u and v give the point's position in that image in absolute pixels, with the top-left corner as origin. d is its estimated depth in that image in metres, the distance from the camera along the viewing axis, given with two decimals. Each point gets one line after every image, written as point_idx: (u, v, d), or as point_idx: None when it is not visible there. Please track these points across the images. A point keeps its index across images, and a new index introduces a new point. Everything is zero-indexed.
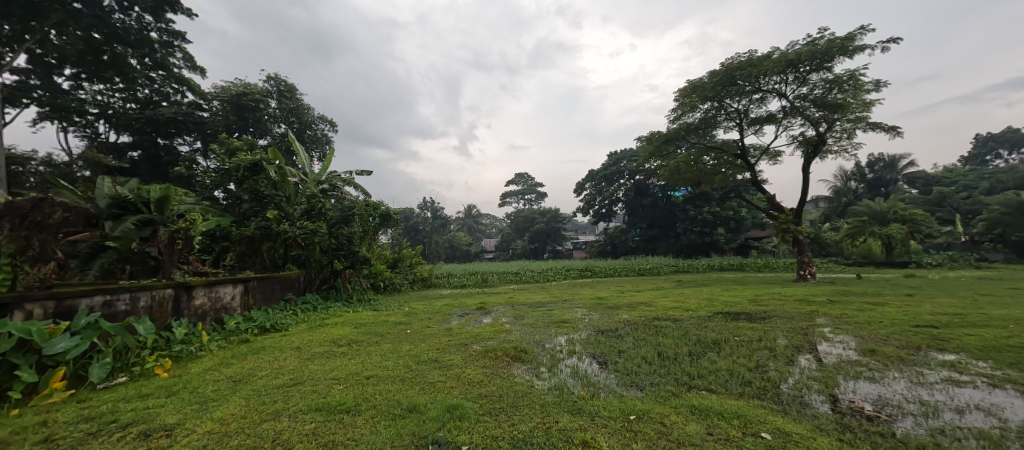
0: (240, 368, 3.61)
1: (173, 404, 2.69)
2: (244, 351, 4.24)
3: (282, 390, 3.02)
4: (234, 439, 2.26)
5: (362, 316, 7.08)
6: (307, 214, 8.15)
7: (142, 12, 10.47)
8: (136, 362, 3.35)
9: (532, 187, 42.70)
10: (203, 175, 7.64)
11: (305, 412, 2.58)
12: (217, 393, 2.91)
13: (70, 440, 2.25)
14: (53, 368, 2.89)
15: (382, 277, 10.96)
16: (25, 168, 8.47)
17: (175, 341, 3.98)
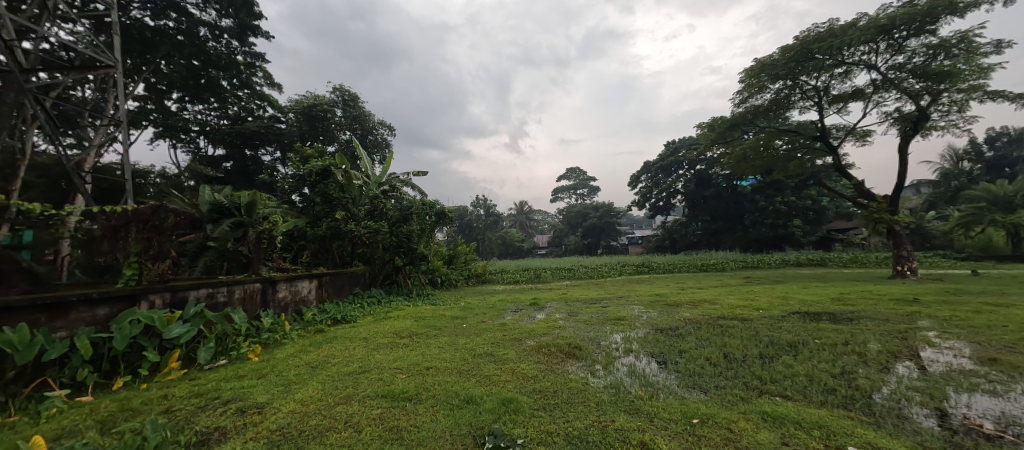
0: (317, 355, 3.93)
1: (262, 385, 2.99)
2: (320, 340, 4.61)
3: (351, 377, 3.24)
4: (312, 419, 2.46)
5: (422, 310, 7.39)
6: (370, 214, 8.69)
7: (230, 37, 11.59)
8: (234, 347, 3.77)
9: (585, 181, 42.03)
10: (282, 181, 8.40)
11: (372, 398, 2.75)
12: (298, 376, 3.21)
13: (183, 412, 2.57)
14: (171, 351, 3.33)
15: (439, 272, 11.38)
16: (146, 181, 9.82)
17: (264, 329, 4.41)
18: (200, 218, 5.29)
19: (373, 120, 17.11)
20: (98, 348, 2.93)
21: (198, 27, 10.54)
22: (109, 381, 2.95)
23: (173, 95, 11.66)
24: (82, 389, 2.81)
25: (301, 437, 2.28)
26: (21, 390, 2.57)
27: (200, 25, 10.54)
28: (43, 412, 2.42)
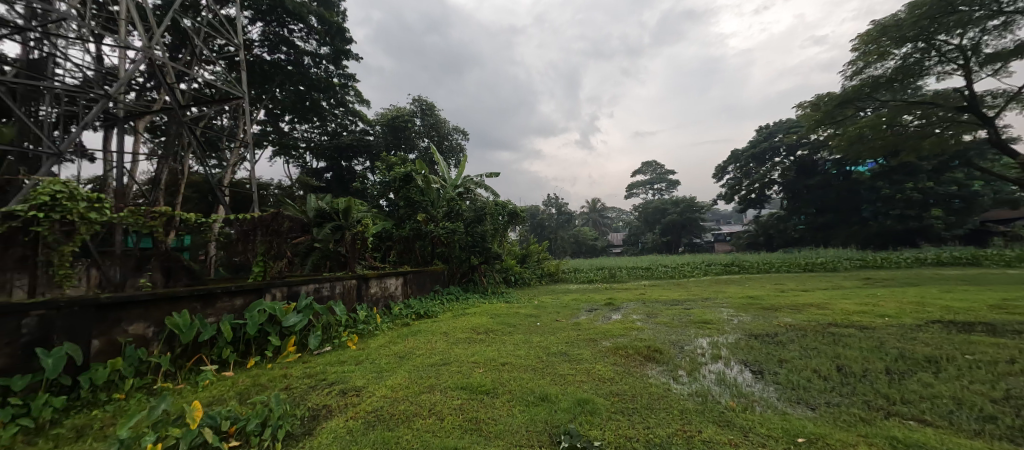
0: (404, 346, 4.21)
1: (357, 370, 3.29)
2: (406, 332, 4.96)
3: (433, 368, 3.42)
4: (401, 404, 2.65)
5: (497, 307, 7.58)
6: (448, 216, 9.13)
7: (328, 63, 12.95)
8: (337, 335, 4.24)
9: (663, 175, 39.83)
10: (371, 187, 9.17)
11: (453, 389, 2.87)
12: (387, 364, 3.47)
13: (296, 391, 2.91)
14: (287, 337, 3.83)
15: (513, 271, 11.59)
16: (269, 192, 11.38)
17: (359, 321, 4.86)
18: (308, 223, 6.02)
19: (448, 126, 17.94)
20: (235, 332, 3.48)
21: (304, 57, 12.17)
22: (244, 361, 3.48)
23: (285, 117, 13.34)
24: (224, 366, 3.35)
25: (392, 419, 2.46)
26: (183, 365, 3.12)
27: (305, 55, 12.12)
28: (201, 383, 2.90)
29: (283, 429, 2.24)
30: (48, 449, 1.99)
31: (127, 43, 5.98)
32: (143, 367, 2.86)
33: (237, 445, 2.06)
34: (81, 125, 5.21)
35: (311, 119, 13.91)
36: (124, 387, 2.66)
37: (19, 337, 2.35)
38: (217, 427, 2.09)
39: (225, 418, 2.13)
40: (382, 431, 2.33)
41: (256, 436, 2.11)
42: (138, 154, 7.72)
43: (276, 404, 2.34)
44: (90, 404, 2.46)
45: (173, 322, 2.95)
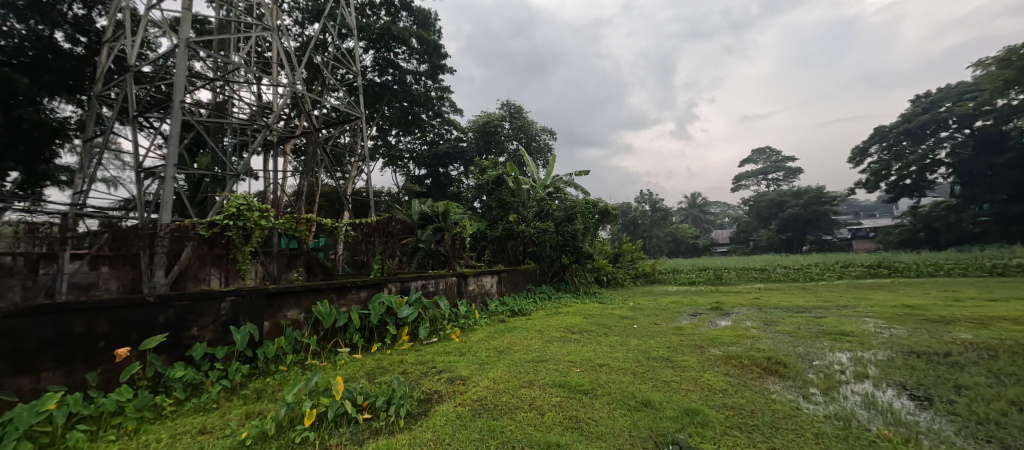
0: (501, 341, 4.34)
1: (466, 363, 3.59)
2: (504, 328, 5.14)
3: (531, 362, 3.49)
4: (503, 397, 2.72)
5: (591, 307, 7.41)
6: (538, 216, 9.18)
7: (426, 78, 14.06)
8: (441, 330, 5.03)
9: (781, 162, 34.99)
10: (466, 191, 9.65)
11: (551, 386, 2.86)
12: (489, 358, 3.66)
13: (412, 373, 3.54)
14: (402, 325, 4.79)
15: (605, 271, 11.24)
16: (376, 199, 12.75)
17: (459, 314, 5.62)
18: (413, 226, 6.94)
19: (536, 127, 18.10)
20: (362, 320, 4.47)
21: (407, 76, 13.42)
22: (369, 345, 4.46)
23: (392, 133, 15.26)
24: (355, 349, 4.34)
25: (496, 409, 2.56)
26: (326, 346, 4.10)
27: (407, 74, 13.40)
28: (337, 361, 3.79)
29: (402, 406, 2.68)
30: (243, 403, 2.90)
31: (277, 81, 7.28)
32: (298, 345, 3.88)
33: (369, 416, 2.61)
34: (251, 153, 6.62)
35: (412, 131, 15.31)
36: (286, 361, 3.63)
37: (221, 317, 3.39)
38: (353, 399, 2.66)
39: (359, 394, 2.69)
40: (488, 419, 2.43)
41: (380, 410, 2.64)
42: (285, 172, 9.32)
43: (398, 385, 2.80)
44: (265, 372, 3.46)
45: (319, 310, 3.95)
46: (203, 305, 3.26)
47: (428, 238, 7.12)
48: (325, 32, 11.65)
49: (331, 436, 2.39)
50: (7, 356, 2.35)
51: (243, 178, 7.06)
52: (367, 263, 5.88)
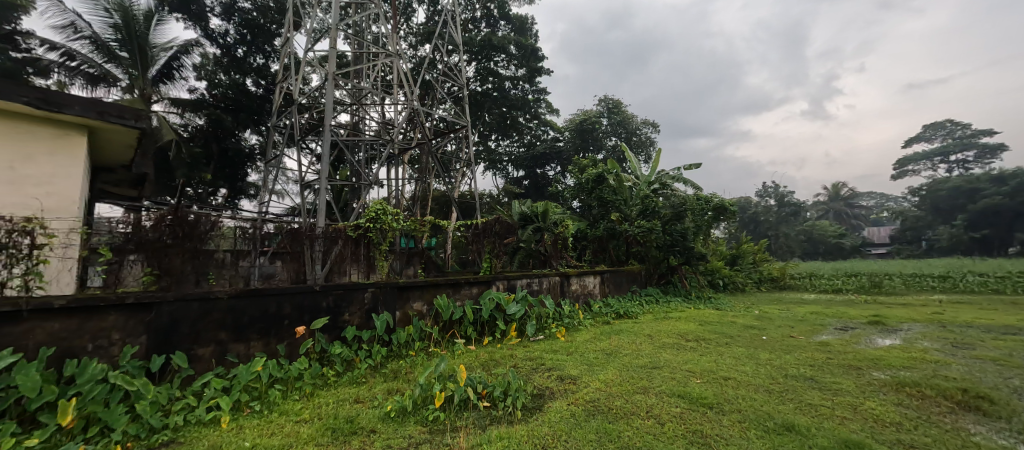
0: (612, 354, 4.32)
1: (587, 376, 3.75)
2: (614, 345, 4.88)
3: (655, 375, 3.25)
4: (619, 403, 2.70)
5: (706, 313, 6.79)
6: (643, 214, 8.61)
7: (524, 82, 14.71)
8: (545, 328, 5.77)
9: (968, 138, 27.47)
10: (565, 189, 9.55)
11: (670, 396, 2.72)
12: (599, 377, 3.65)
13: (524, 369, 4.10)
14: (511, 322, 5.52)
15: (722, 274, 10.16)
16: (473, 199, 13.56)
17: (565, 315, 6.27)
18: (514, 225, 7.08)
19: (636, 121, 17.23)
20: (475, 315, 5.32)
21: (506, 82, 14.29)
22: (481, 338, 5.29)
23: (493, 137, 16.29)
24: (469, 340, 5.20)
25: (607, 411, 2.61)
26: (445, 335, 5.05)
27: (506, 80, 14.31)
28: (456, 351, 4.64)
29: (518, 398, 3.04)
30: (386, 379, 3.80)
31: (396, 100, 8.23)
32: (423, 334, 4.87)
33: (488, 404, 3.04)
34: (380, 164, 7.68)
35: (511, 134, 16.02)
36: (414, 347, 4.58)
37: (365, 305, 4.55)
38: (474, 387, 3.12)
39: (479, 383, 3.15)
40: (603, 421, 2.44)
41: (498, 400, 3.05)
42: (405, 179, 10.30)
43: (512, 378, 3.18)
44: (400, 355, 4.43)
45: (440, 304, 4.88)
46: (351, 294, 4.41)
47: (528, 238, 7.44)
48: (436, 51, 12.93)
49: (459, 418, 2.86)
50: (232, 327, 3.58)
51: (376, 186, 8.17)
52: (476, 260, 6.34)
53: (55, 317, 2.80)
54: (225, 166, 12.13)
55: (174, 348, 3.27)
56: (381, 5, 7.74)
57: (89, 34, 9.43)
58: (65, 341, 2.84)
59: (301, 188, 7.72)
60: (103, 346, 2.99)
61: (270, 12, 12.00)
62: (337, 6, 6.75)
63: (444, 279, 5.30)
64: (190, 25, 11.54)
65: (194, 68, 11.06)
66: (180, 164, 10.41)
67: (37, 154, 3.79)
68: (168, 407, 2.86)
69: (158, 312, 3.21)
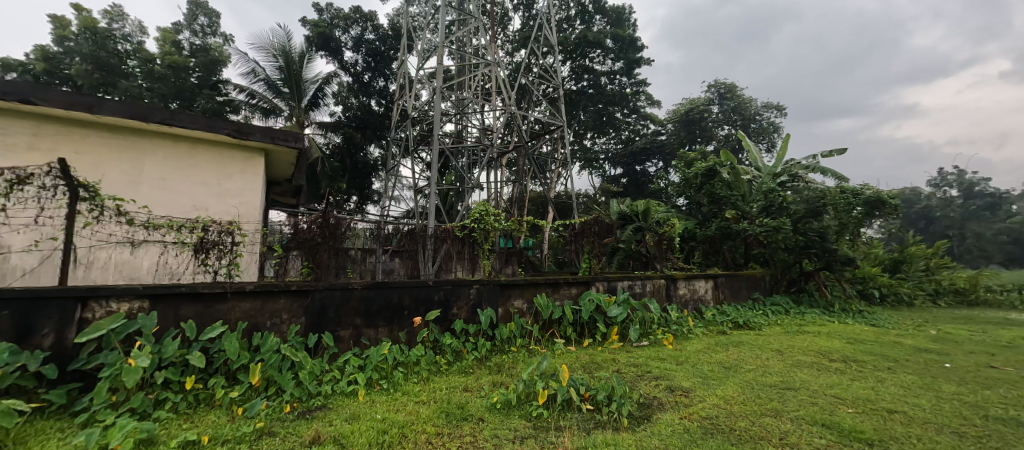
0: (730, 374, 4.07)
1: (702, 390, 3.56)
2: (737, 360, 4.60)
3: (792, 398, 3.34)
4: (749, 425, 2.69)
5: (857, 330, 6.10)
6: (766, 211, 7.75)
7: (621, 75, 14.30)
8: (650, 333, 5.54)
9: None
10: (670, 186, 8.99)
11: (812, 425, 2.63)
12: (719, 395, 3.44)
13: (628, 375, 4.03)
14: (612, 325, 5.41)
15: (874, 283, 8.56)
16: (568, 200, 13.69)
17: (671, 321, 5.93)
18: (612, 225, 6.99)
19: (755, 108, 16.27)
20: (575, 316, 5.34)
21: (601, 78, 14.15)
22: (581, 340, 5.30)
23: (588, 136, 16.23)
24: (569, 340, 5.25)
25: (726, 430, 2.65)
26: (545, 334, 5.20)
27: (601, 76, 14.05)
28: (556, 351, 4.74)
29: (624, 405, 2.98)
30: (490, 371, 4.07)
31: (495, 106, 8.66)
32: (525, 331, 5.07)
33: (591, 407, 3.07)
34: (481, 168, 8.15)
35: (606, 131, 15.76)
36: (516, 343, 4.81)
37: (471, 300, 4.91)
38: (577, 389, 3.18)
39: (582, 386, 3.20)
40: (723, 442, 2.39)
41: (602, 404, 3.06)
42: (503, 181, 10.77)
43: (617, 384, 3.15)
44: (502, 350, 4.70)
45: (539, 303, 5.03)
46: (459, 289, 4.81)
47: (629, 238, 7.36)
48: (532, 55, 13.29)
49: (561, 417, 2.95)
50: (364, 313, 4.19)
51: (478, 189, 8.68)
52: (574, 261, 6.40)
53: (245, 298, 3.61)
54: (355, 177, 14.13)
55: (322, 329, 3.95)
56: (481, 18, 8.20)
57: (261, 76, 11.80)
58: (252, 317, 3.65)
59: (414, 193, 8.58)
60: (277, 323, 3.78)
61: (388, 39, 13.67)
62: (443, 24, 7.33)
63: (544, 279, 5.44)
64: (329, 59, 13.68)
65: (333, 95, 13.16)
66: (323, 177, 12.54)
67: (234, 173, 4.95)
68: (321, 377, 3.49)
69: (313, 298, 3.92)
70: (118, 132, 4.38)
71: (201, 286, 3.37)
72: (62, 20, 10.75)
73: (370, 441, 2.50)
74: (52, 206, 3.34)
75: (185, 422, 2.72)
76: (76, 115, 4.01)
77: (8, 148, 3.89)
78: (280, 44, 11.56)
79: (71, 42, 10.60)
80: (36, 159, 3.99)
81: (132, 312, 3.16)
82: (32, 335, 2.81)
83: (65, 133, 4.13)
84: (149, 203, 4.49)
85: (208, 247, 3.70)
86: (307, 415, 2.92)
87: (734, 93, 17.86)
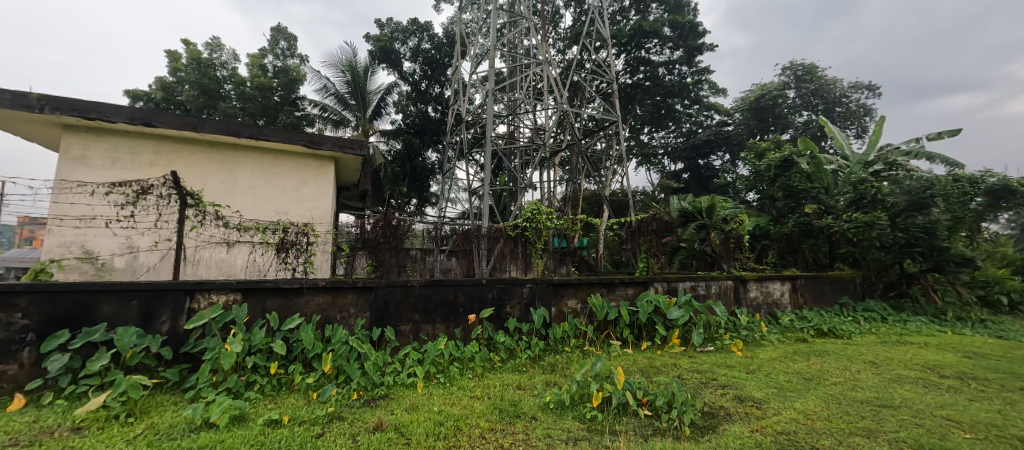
0: (809, 385, 3.71)
1: (777, 402, 3.27)
2: (821, 371, 4.14)
3: (890, 417, 2.95)
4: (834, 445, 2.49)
5: (977, 343, 5.18)
6: (855, 204, 6.89)
7: (681, 65, 13.57)
8: (716, 338, 5.18)
9: None
10: (739, 180, 8.33)
11: None
12: (797, 408, 3.13)
13: (691, 381, 3.80)
14: (673, 328, 5.14)
15: (1002, 287, 7.22)
16: (624, 197, 13.28)
17: (741, 326, 5.49)
18: (673, 223, 6.63)
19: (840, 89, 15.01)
20: (632, 317, 5.14)
21: (659, 69, 13.39)
22: (639, 342, 5.10)
23: (646, 130, 15.62)
24: (626, 343, 5.07)
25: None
26: (600, 335, 5.07)
27: (659, 67, 13.39)
28: (611, 353, 4.60)
29: (685, 413, 2.80)
30: (543, 371, 4.05)
31: (547, 105, 8.61)
32: (579, 331, 4.98)
33: (649, 413, 2.95)
34: (533, 168, 8.14)
35: (665, 124, 15.05)
36: (570, 343, 4.74)
37: (524, 298, 4.95)
38: (634, 393, 3.05)
39: (639, 390, 3.07)
40: None
41: (661, 410, 2.92)
42: (556, 180, 10.73)
43: (678, 390, 2.97)
44: (556, 350, 4.67)
45: (593, 303, 4.90)
46: (512, 288, 4.87)
47: (691, 237, 7.01)
48: (584, 51, 13.06)
49: (617, 421, 2.87)
50: (422, 309, 4.40)
51: (529, 189, 8.71)
52: (631, 261, 6.15)
53: (318, 293, 3.97)
54: (415, 181, 14.89)
55: (385, 323, 4.22)
56: (531, 18, 8.19)
57: (333, 91, 12.83)
58: (324, 310, 4.01)
59: (468, 194, 8.78)
60: (346, 317, 4.10)
61: (443, 47, 14.25)
62: (494, 28, 7.42)
63: (598, 279, 5.32)
64: (390, 71, 14.54)
65: (395, 104, 14.00)
66: (386, 181, 13.39)
67: (309, 180, 5.46)
68: (384, 368, 3.72)
69: (376, 294, 4.21)
70: (217, 147, 5.03)
71: (282, 282, 3.76)
72: (175, 55, 12.59)
73: (426, 432, 2.62)
74: (167, 212, 3.91)
75: (269, 402, 3.06)
76: (184, 134, 4.68)
77: (136, 165, 4.65)
78: (348, 60, 12.51)
79: (182, 73, 12.39)
80: (155, 173, 4.73)
81: (228, 303, 3.60)
82: (153, 321, 3.33)
83: (177, 150, 4.84)
84: (241, 209, 5.11)
85: (288, 247, 4.09)
86: (372, 403, 3.14)
87: (814, 74, 16.23)
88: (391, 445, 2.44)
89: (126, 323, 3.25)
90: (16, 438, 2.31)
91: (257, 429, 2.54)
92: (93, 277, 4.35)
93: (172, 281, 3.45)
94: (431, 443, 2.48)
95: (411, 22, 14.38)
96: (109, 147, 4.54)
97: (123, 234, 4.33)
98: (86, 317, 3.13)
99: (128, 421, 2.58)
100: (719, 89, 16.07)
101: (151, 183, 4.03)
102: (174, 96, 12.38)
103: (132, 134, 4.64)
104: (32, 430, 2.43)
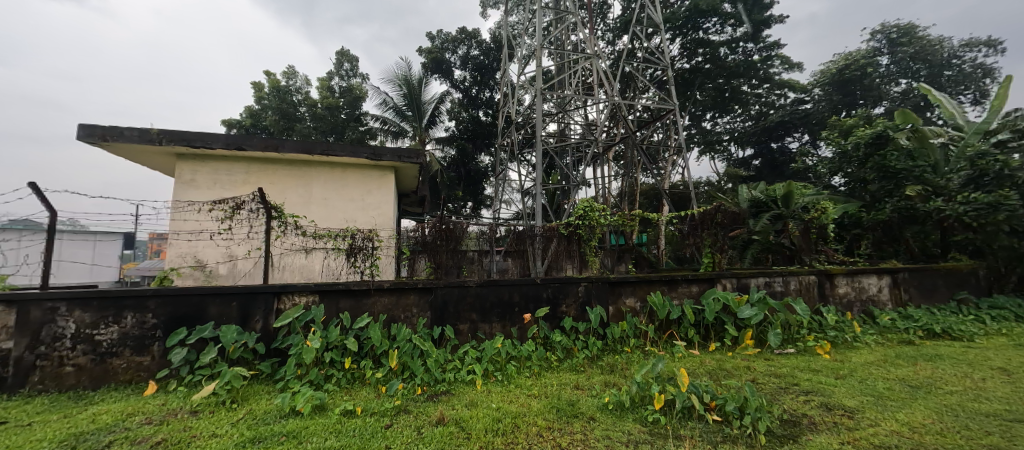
0: (912, 394, 3.24)
1: (874, 412, 2.90)
2: (931, 378, 3.58)
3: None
4: None
5: None
6: (973, 183, 5.89)
7: (746, 42, 12.54)
8: (800, 340, 4.68)
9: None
10: (821, 164, 7.46)
11: None
12: (899, 420, 2.75)
13: (767, 386, 3.50)
14: (745, 328, 4.75)
15: None
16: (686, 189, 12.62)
17: (828, 326, 4.91)
18: (744, 213, 6.11)
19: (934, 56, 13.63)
20: (696, 316, 4.83)
21: (720, 49, 12.53)
22: (707, 343, 4.78)
23: (707, 117, 14.72)
24: (692, 343, 4.79)
25: None
26: (662, 335, 4.84)
27: (720, 47, 12.44)
28: (676, 354, 4.36)
29: (761, 420, 2.56)
30: (602, 371, 3.98)
31: (597, 99, 8.33)
32: (639, 331, 4.80)
33: (719, 418, 2.76)
34: (585, 165, 7.95)
35: (731, 108, 14.03)
36: (629, 343, 4.58)
37: (580, 297, 4.89)
38: (701, 396, 2.88)
39: (706, 393, 2.89)
40: None
41: (732, 416, 2.71)
42: (610, 175, 10.45)
43: (751, 395, 2.72)
44: (614, 350, 4.54)
45: (653, 301, 4.69)
46: (567, 287, 4.85)
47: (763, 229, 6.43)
48: (635, 39, 12.61)
49: (681, 425, 2.74)
50: (479, 309, 4.54)
51: (583, 186, 8.53)
52: (695, 257, 5.73)
53: (384, 294, 4.26)
54: (470, 184, 15.38)
55: (445, 322, 4.42)
56: (577, 12, 7.94)
57: (392, 104, 13.60)
58: (390, 310, 4.30)
59: (521, 195, 8.88)
60: (409, 315, 4.37)
61: (492, 52, 14.61)
62: (539, 27, 7.36)
63: (658, 277, 5.07)
64: (443, 80, 15.14)
65: (448, 112, 14.52)
66: (443, 187, 14.02)
67: (373, 189, 5.88)
68: (445, 365, 3.88)
69: (436, 294, 4.42)
70: (295, 163, 5.60)
71: (352, 285, 4.08)
72: (260, 85, 14.25)
73: (485, 427, 2.71)
74: (257, 224, 4.43)
75: (345, 394, 3.35)
76: (268, 155, 5.26)
77: (232, 184, 5.33)
78: (404, 74, 13.22)
79: (266, 100, 13.98)
80: (246, 190, 5.39)
81: (308, 304, 4.00)
82: (249, 320, 3.81)
83: (264, 169, 5.47)
84: (317, 218, 5.65)
85: (356, 252, 4.40)
86: (435, 398, 3.32)
87: (913, 36, 14.12)
88: (452, 439, 2.55)
89: (230, 322, 3.75)
90: (151, 418, 2.79)
91: (335, 417, 2.81)
92: (204, 283, 5.06)
93: (263, 285, 3.90)
94: (490, 438, 2.56)
95: (460, 31, 14.86)
96: (211, 170, 5.26)
97: (224, 245, 4.99)
98: (198, 317, 3.66)
99: (232, 406, 2.98)
100: (794, 63, 14.61)
101: (243, 199, 4.60)
102: (260, 121, 13.99)
103: (226, 158, 5.33)
104: (162, 411, 2.91)
